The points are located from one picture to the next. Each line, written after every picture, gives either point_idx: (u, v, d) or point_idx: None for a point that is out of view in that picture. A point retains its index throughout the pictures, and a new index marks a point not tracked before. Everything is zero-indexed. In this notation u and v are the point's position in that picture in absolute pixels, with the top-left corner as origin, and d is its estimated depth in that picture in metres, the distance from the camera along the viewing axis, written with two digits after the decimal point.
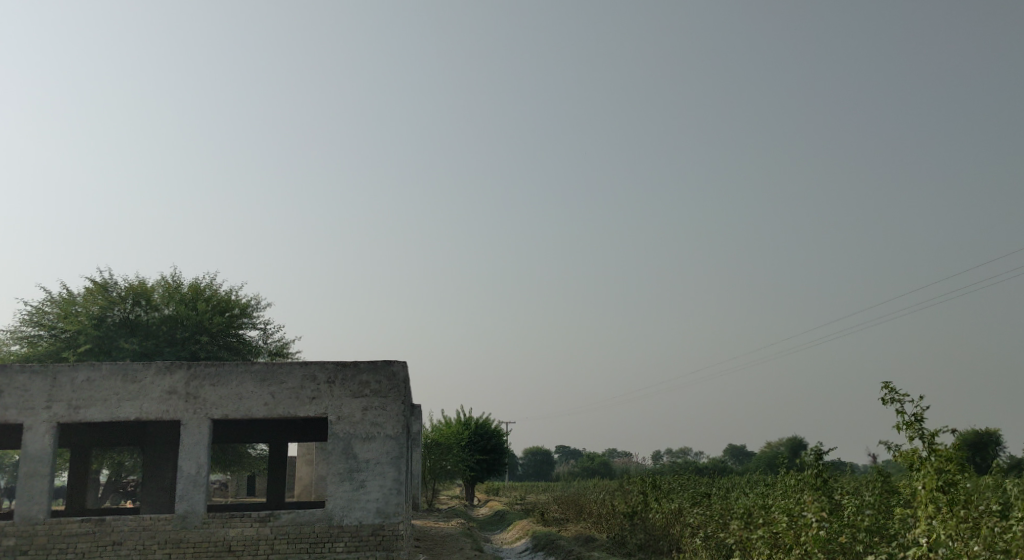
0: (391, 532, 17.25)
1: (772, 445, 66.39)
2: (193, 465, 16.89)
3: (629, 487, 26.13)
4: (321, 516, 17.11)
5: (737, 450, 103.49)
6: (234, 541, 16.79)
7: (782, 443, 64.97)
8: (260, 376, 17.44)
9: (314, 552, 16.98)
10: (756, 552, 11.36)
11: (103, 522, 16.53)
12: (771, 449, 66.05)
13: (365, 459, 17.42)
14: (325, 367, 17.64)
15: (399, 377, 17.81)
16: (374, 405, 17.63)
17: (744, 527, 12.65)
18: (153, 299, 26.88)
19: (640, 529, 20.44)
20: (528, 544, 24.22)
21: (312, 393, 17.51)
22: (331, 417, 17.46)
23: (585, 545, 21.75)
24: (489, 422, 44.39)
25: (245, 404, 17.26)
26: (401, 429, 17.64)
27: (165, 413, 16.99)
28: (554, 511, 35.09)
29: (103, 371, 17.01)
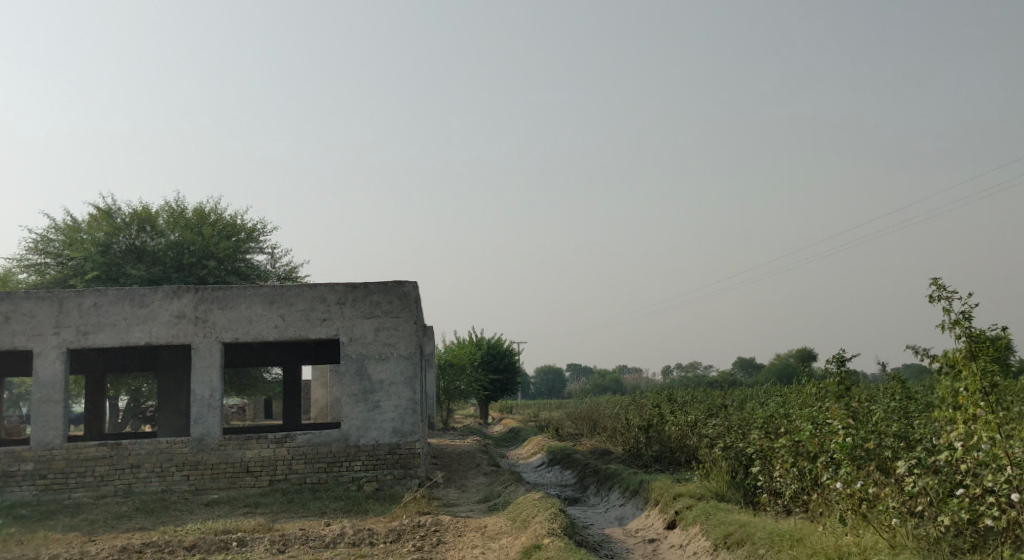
0: (408, 451, 17.21)
1: (783, 358, 66.58)
2: (206, 388, 16.81)
3: (643, 401, 26.08)
4: (337, 437, 17.05)
5: (748, 363, 104.03)
6: (251, 462, 16.78)
7: (793, 355, 65.22)
8: (269, 298, 17.22)
9: (332, 472, 16.97)
10: (780, 461, 11.18)
11: (120, 446, 16.50)
12: (782, 361, 66.33)
13: (379, 379, 17.28)
14: (334, 288, 17.40)
15: (410, 297, 17.56)
16: (386, 325, 17.43)
17: (765, 436, 12.50)
18: (158, 225, 26.73)
19: (656, 441, 20.37)
20: (543, 459, 24.32)
21: (323, 314, 17.31)
22: (343, 338, 17.29)
23: (601, 458, 21.77)
24: (501, 342, 44.44)
25: (256, 327, 17.09)
26: (415, 349, 17.46)
27: (174, 337, 16.84)
28: (568, 427, 35.26)
29: (110, 296, 16.82)
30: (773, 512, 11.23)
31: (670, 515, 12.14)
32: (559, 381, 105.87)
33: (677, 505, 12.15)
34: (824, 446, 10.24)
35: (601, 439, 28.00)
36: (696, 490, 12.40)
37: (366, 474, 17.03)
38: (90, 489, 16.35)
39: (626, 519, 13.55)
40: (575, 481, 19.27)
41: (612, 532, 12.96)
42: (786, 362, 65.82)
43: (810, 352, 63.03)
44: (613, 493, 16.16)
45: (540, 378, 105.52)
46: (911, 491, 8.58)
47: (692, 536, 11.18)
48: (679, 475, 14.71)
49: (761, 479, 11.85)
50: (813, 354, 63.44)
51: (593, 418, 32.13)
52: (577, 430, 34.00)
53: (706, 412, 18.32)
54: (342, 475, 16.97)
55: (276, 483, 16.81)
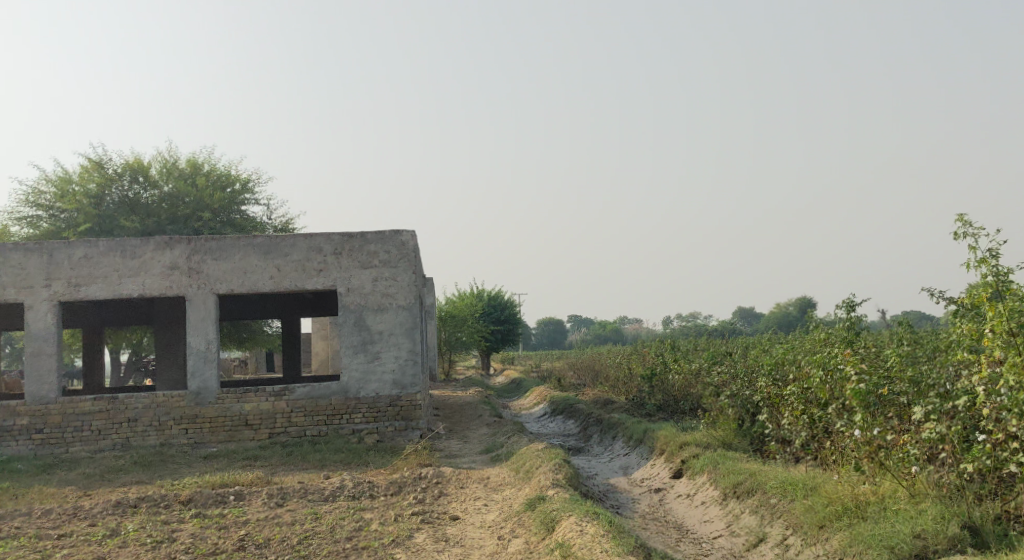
0: (409, 403, 17.00)
1: (783, 306, 66.49)
2: (202, 340, 16.53)
3: (645, 350, 25.85)
4: (336, 389, 16.80)
5: (748, 313, 103.95)
6: (250, 415, 16.55)
7: (793, 303, 65.11)
8: (264, 249, 16.87)
9: (332, 424, 16.76)
10: (788, 409, 10.92)
11: (117, 400, 16.24)
12: (783, 309, 66.22)
13: (378, 330, 16.99)
14: (330, 239, 17.04)
15: (409, 247, 17.20)
16: (384, 276, 17.10)
17: (773, 383, 12.23)
18: (151, 176, 26.32)
19: (660, 390, 20.16)
20: (545, 409, 24.15)
21: (319, 265, 16.97)
22: (340, 289, 16.97)
23: (604, 407, 21.58)
24: (502, 293, 44.18)
25: (251, 278, 16.78)
26: (414, 299, 17.15)
27: (168, 289, 16.54)
28: (570, 377, 35.12)
29: (101, 248, 16.49)
30: (782, 461, 11.00)
31: (677, 464, 11.90)
32: (560, 332, 105.94)
33: (684, 454, 11.90)
34: (837, 392, 9.97)
35: (604, 389, 27.84)
36: (702, 439, 12.14)
37: (367, 426, 16.82)
38: (87, 443, 16.13)
39: (631, 468, 13.34)
40: (578, 431, 19.08)
41: (617, 482, 12.73)
42: (787, 310, 65.67)
43: (811, 300, 62.85)
44: (617, 442, 15.95)
45: (541, 329, 105.50)
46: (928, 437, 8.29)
47: (701, 486, 10.94)
48: (685, 424, 14.47)
49: (769, 427, 11.60)
50: (814, 302, 63.27)
51: (595, 367, 31.95)
52: (579, 380, 33.85)
53: (711, 360, 18.06)
54: (342, 427, 16.76)
55: (276, 436, 16.60)
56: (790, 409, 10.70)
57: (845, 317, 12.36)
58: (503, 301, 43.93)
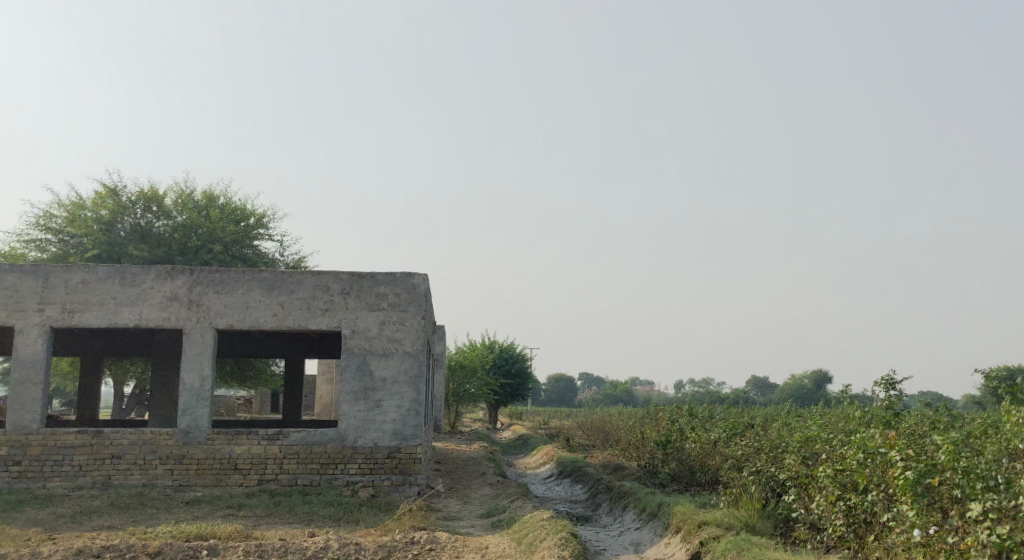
0: (408, 456, 16.06)
1: (797, 377, 65.31)
2: (196, 377, 15.70)
3: (660, 414, 24.86)
4: (333, 437, 15.92)
5: (762, 381, 102.29)
6: (240, 459, 15.65)
7: (808, 376, 63.78)
8: (269, 285, 16.12)
9: (326, 473, 15.84)
10: (823, 492, 10.03)
11: (101, 435, 15.39)
12: (797, 381, 64.88)
13: (381, 377, 16.13)
14: (339, 278, 16.29)
15: (420, 291, 16.43)
16: (392, 320, 16.30)
17: (803, 464, 11.32)
18: (166, 207, 25.68)
19: (674, 458, 19.15)
20: (552, 470, 23.10)
21: (326, 305, 16.20)
22: (345, 331, 16.18)
23: (614, 473, 20.54)
24: (513, 346, 43.25)
25: (253, 315, 16.01)
26: (421, 346, 16.32)
27: (166, 321, 15.76)
28: (579, 437, 34.04)
29: (99, 274, 15.73)
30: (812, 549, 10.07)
31: (694, 545, 10.90)
32: (570, 390, 104.59)
33: (702, 534, 10.92)
34: (879, 478, 9.08)
35: (614, 453, 26.76)
36: (722, 518, 11.17)
37: (362, 479, 15.88)
38: (66, 479, 15.24)
39: (642, 546, 12.34)
40: (586, 497, 18.05)
41: None
42: (801, 382, 64.42)
43: (826, 372, 61.59)
44: (628, 514, 14.96)
45: (551, 386, 104.10)
46: (988, 540, 7.39)
47: None
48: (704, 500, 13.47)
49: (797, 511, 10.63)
50: (828, 375, 62.09)
51: (606, 429, 30.89)
52: (588, 441, 32.76)
53: (730, 431, 17.12)
54: (336, 478, 15.83)
55: (265, 483, 15.67)
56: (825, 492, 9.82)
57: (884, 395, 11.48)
58: (514, 354, 43.00)
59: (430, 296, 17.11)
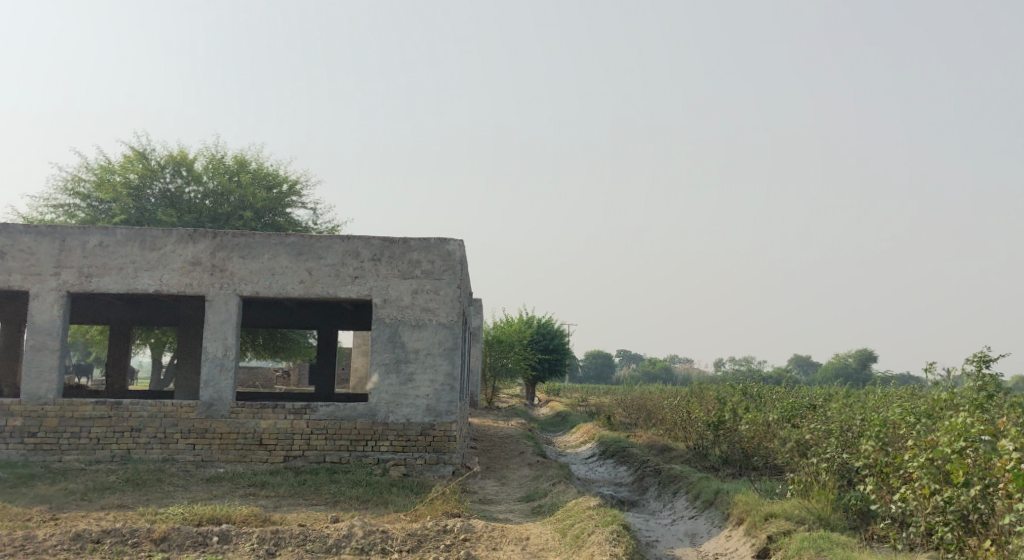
0: (442, 433, 15.09)
1: (840, 356, 63.62)
2: (219, 346, 14.82)
3: (707, 393, 23.68)
4: (363, 411, 15.00)
5: (804, 360, 100.38)
6: (265, 434, 14.78)
7: (851, 356, 62.07)
8: (296, 250, 15.18)
9: (355, 451, 14.92)
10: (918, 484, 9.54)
11: (120, 406, 14.57)
12: (839, 361, 63.23)
13: (414, 349, 15.18)
14: (370, 244, 15.32)
15: (455, 258, 15.42)
16: (425, 288, 15.31)
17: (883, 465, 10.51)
18: (196, 171, 24.85)
19: (726, 441, 18.00)
20: (593, 449, 22.07)
21: (356, 272, 15.25)
22: (376, 299, 15.23)
23: (661, 454, 19.46)
24: (552, 321, 42.18)
25: (279, 281, 15.09)
26: (457, 317, 15.33)
27: (187, 287, 14.87)
28: (619, 415, 32.92)
29: (118, 236, 14.85)
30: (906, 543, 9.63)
31: (760, 541, 10.21)
32: (608, 367, 103.44)
33: (769, 529, 10.23)
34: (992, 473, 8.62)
35: (658, 432, 25.66)
36: (791, 511, 10.46)
37: (394, 456, 14.95)
38: (84, 452, 14.46)
39: (700, 538, 11.60)
40: (632, 480, 16.99)
41: (684, 554, 11.06)
42: (844, 362, 62.70)
43: (871, 352, 59.82)
44: (682, 502, 13.88)
45: (589, 363, 103.07)
46: None
47: None
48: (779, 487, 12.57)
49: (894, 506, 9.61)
50: (871, 355, 60.35)
51: (648, 406, 29.72)
52: (629, 419, 31.65)
53: (789, 416, 15.98)
54: (366, 455, 14.91)
55: (292, 460, 14.78)
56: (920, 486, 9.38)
57: (978, 372, 10.82)
58: (552, 330, 41.94)
59: (466, 264, 16.09)
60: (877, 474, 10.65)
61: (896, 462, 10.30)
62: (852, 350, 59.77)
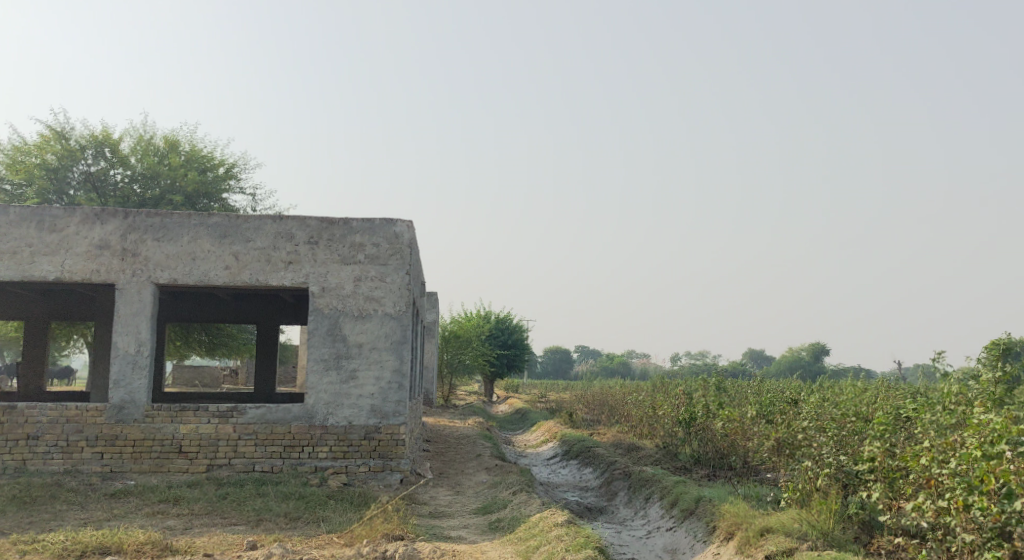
0: (389, 437, 13.44)
1: (797, 350, 62.96)
2: (131, 342, 13.02)
3: (674, 387, 22.26)
4: (299, 414, 13.30)
5: (758, 355, 100.56)
6: (186, 441, 13.02)
7: (807, 349, 61.52)
8: (220, 231, 13.41)
9: (290, 458, 13.23)
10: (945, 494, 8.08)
11: (14, 411, 12.74)
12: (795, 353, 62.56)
13: (357, 343, 13.50)
14: (306, 225, 13.61)
15: (403, 241, 13.76)
16: (369, 275, 13.64)
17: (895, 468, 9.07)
18: (123, 153, 22.99)
19: (701, 440, 16.52)
20: (555, 450, 20.52)
21: (290, 256, 13.53)
22: (313, 287, 13.53)
23: (629, 454, 17.95)
24: (509, 316, 40.66)
25: (201, 267, 13.33)
26: (405, 307, 13.68)
27: (94, 274, 13.05)
28: (580, 411, 31.44)
29: (11, 217, 13.00)
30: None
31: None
32: (567, 362, 102.21)
33: (767, 546, 8.77)
34: None
35: (622, 429, 24.19)
36: (791, 525, 9.02)
37: (333, 464, 13.27)
38: None
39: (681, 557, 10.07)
40: (599, 484, 15.42)
41: None
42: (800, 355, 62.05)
43: (826, 345, 59.36)
44: (658, 510, 12.33)
45: (547, 359, 101.89)
46: None
47: None
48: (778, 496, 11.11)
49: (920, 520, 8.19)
50: (827, 348, 59.82)
51: (611, 402, 28.26)
52: (591, 417, 30.19)
53: (767, 412, 14.63)
54: (302, 462, 13.22)
55: (216, 470, 13.04)
56: (951, 499, 7.90)
57: (994, 363, 9.52)
58: (510, 325, 40.41)
59: (416, 247, 14.44)
60: (886, 480, 9.22)
61: (909, 466, 8.87)
62: (809, 344, 59.06)
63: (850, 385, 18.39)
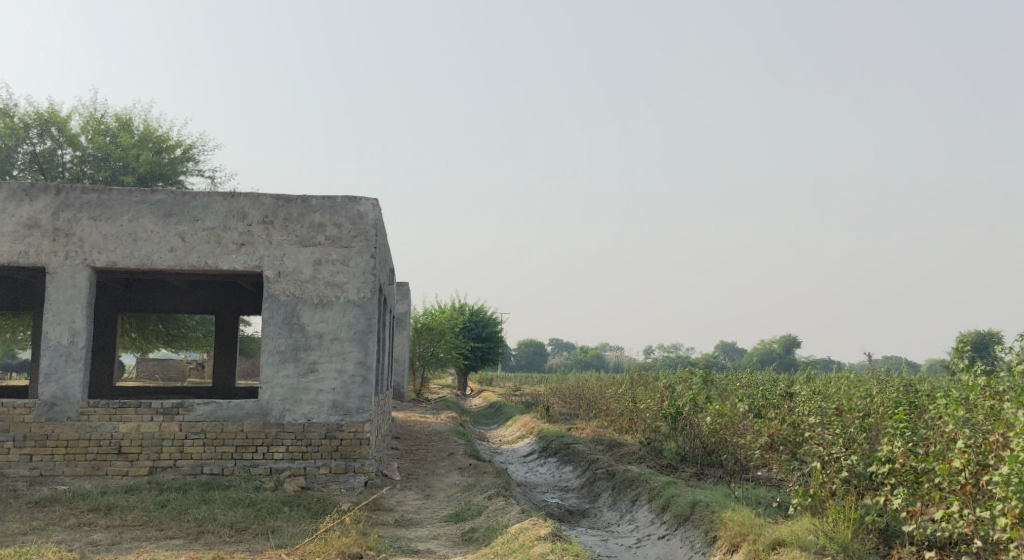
0: (352, 436, 12.26)
1: (771, 342, 62.21)
2: (64, 331, 11.77)
3: (655, 380, 21.21)
4: (252, 411, 12.11)
5: (731, 346, 100.18)
6: (126, 441, 11.81)
7: (780, 341, 60.94)
8: (164, 210, 12.16)
9: (242, 460, 12.04)
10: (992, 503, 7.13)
11: None
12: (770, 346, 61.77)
13: (317, 333, 12.31)
14: (259, 203, 12.39)
15: (368, 222, 12.57)
16: (331, 258, 12.44)
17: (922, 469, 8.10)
18: (72, 132, 21.78)
19: (688, 436, 15.45)
20: (532, 447, 19.40)
21: (241, 237, 12.30)
22: (268, 272, 12.32)
23: (612, 452, 16.85)
24: (484, 308, 39.52)
25: (143, 250, 12.07)
26: (370, 293, 12.50)
27: (23, 257, 11.78)
28: (556, 405, 30.32)
29: None
30: None
31: None
32: (541, 355, 101.21)
33: None
34: None
35: (601, 424, 23.11)
36: (806, 537, 8.02)
37: (291, 465, 12.09)
38: None
39: None
40: (580, 484, 14.31)
41: None
42: (774, 348, 61.36)
43: (801, 338, 58.86)
44: (646, 514, 11.25)
45: (521, 351, 100.95)
46: None
47: None
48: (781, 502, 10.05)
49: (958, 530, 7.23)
50: (802, 341, 59.20)
51: (588, 396, 27.19)
52: (567, 411, 29.09)
53: (760, 408, 13.61)
54: (255, 464, 12.03)
55: (159, 473, 11.84)
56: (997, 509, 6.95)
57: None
58: (485, 317, 39.29)
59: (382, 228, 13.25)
60: (908, 484, 8.20)
61: (938, 469, 7.91)
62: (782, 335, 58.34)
63: (844, 380, 17.40)
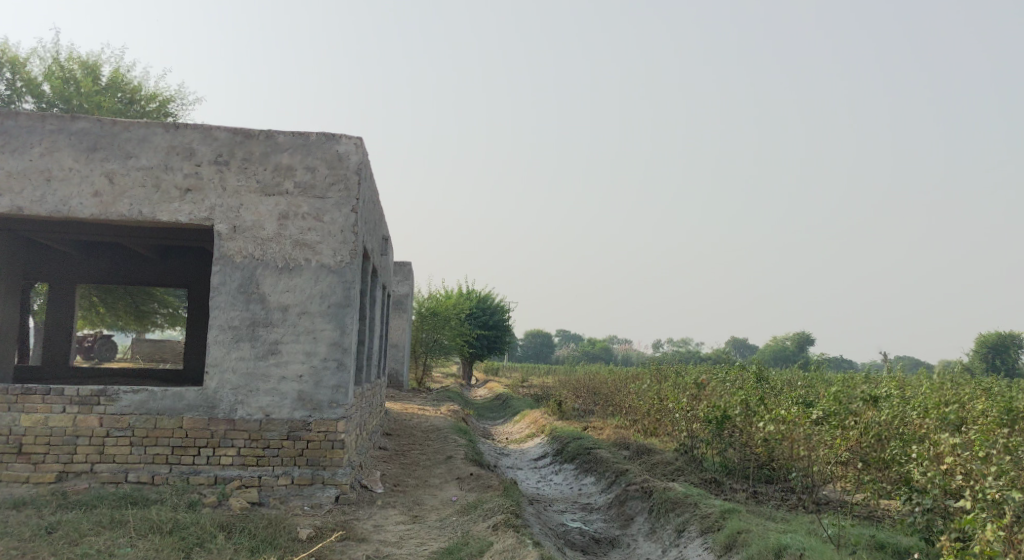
0: (322, 439, 9.59)
1: (781, 340, 58.88)
2: None
3: (684, 376, 18.46)
4: (194, 402, 9.45)
5: (741, 342, 97.23)
6: (29, 438, 9.22)
7: (790, 338, 57.84)
8: (87, 142, 9.50)
9: (179, 465, 9.39)
10: None
11: None
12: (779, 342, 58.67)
13: (280, 307, 9.64)
14: (211, 138, 9.69)
15: (349, 165, 9.86)
16: (300, 212, 9.75)
17: None
18: (32, 78, 19.16)
19: (735, 445, 12.71)
20: (544, 450, 16.66)
21: (187, 180, 9.62)
22: (219, 226, 9.64)
23: (638, 459, 14.15)
24: (491, 295, 36.85)
25: (58, 193, 9.42)
26: (350, 257, 9.81)
27: None
28: (568, 399, 27.58)
29: None
30: None
31: None
32: (548, 347, 98.35)
33: None
34: None
35: (620, 424, 20.41)
36: None
37: (241, 474, 9.43)
38: None
39: None
40: (606, 502, 11.61)
41: None
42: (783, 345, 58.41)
43: (812, 336, 55.88)
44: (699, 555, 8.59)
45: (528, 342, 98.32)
46: None
47: None
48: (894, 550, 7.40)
49: None
50: (814, 340, 56.28)
51: (604, 391, 24.48)
52: (580, 406, 26.36)
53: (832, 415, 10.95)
54: (196, 471, 9.39)
55: (71, 479, 9.24)
56: None
57: None
58: (492, 304, 36.61)
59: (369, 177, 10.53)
60: None
61: None
62: (795, 331, 55.37)
63: (910, 383, 14.63)
